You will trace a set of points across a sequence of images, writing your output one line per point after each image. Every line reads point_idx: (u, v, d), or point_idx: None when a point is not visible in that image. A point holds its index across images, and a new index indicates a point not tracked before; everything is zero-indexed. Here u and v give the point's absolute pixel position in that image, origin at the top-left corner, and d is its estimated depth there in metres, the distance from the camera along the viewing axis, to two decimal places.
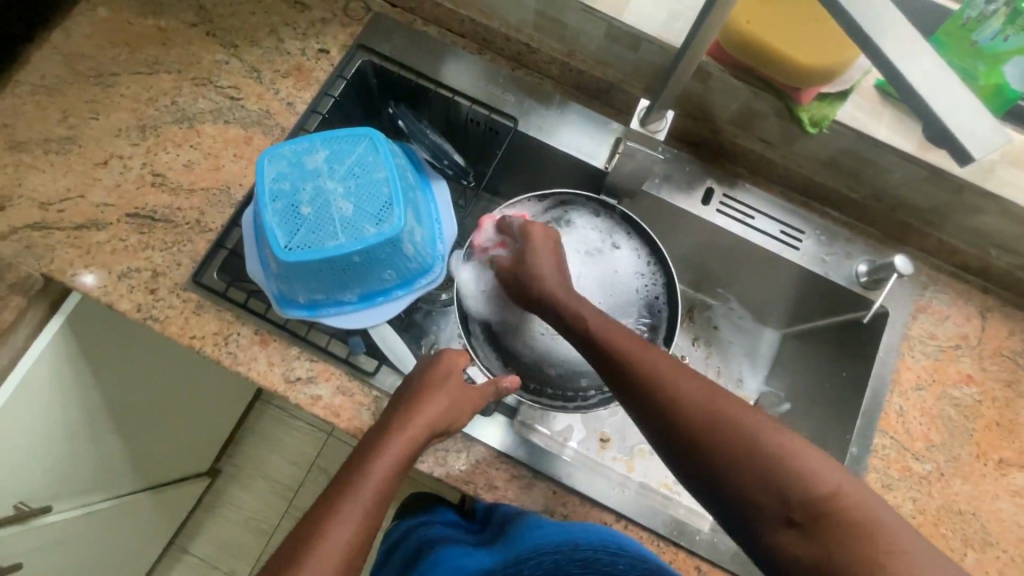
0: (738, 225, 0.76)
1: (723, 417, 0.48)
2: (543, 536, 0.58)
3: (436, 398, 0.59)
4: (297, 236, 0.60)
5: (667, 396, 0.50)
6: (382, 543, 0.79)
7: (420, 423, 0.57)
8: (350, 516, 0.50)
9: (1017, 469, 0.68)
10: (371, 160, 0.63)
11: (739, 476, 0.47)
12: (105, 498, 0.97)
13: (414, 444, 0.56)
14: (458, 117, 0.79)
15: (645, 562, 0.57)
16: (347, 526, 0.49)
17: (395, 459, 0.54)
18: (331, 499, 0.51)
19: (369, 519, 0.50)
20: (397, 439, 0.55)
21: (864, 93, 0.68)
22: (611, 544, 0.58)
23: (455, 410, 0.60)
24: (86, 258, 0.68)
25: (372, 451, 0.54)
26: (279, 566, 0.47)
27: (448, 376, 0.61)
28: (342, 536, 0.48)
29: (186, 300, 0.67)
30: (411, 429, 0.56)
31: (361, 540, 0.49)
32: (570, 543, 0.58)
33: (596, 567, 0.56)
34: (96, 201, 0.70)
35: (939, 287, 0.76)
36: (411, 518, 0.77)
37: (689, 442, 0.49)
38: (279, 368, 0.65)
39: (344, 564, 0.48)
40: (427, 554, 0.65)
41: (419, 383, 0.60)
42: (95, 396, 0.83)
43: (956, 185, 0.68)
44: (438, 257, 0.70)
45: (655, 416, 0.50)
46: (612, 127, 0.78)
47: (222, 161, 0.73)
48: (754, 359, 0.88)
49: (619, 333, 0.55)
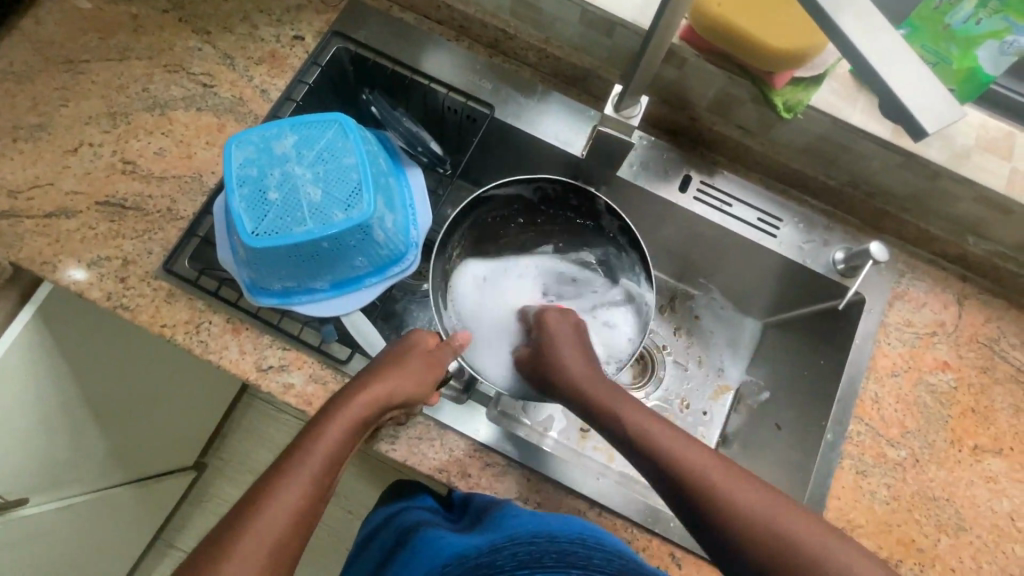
0: (716, 213, 0.76)
1: (777, 531, 0.49)
2: (520, 526, 0.58)
3: (396, 371, 0.59)
4: (264, 221, 0.59)
5: (722, 507, 0.51)
6: (361, 529, 0.77)
7: (378, 397, 0.56)
8: (298, 481, 0.49)
9: (992, 455, 0.68)
10: (340, 145, 0.63)
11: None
12: (84, 491, 0.97)
13: (368, 413, 0.56)
14: (435, 105, 0.79)
15: (621, 558, 0.57)
16: (293, 488, 0.49)
17: (347, 429, 0.54)
18: (284, 465, 0.51)
19: (316, 480, 0.50)
20: (349, 407, 0.55)
21: (839, 78, 0.68)
22: (589, 539, 0.58)
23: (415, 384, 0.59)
24: (56, 247, 0.67)
25: (324, 419, 0.54)
26: (224, 529, 0.46)
27: (409, 352, 0.61)
28: (290, 497, 0.48)
29: (157, 288, 0.66)
30: (365, 398, 0.56)
31: (308, 501, 0.49)
32: (546, 535, 0.57)
33: (571, 560, 0.55)
34: (66, 189, 0.69)
35: (917, 274, 0.76)
36: (390, 504, 0.75)
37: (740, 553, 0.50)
38: (251, 356, 0.65)
39: (290, 524, 0.47)
40: (407, 539, 0.63)
41: (383, 362, 0.60)
42: (69, 387, 0.82)
43: (932, 171, 0.67)
44: (412, 245, 0.69)
45: (707, 526, 0.52)
46: (590, 115, 0.77)
47: (194, 148, 0.72)
48: (735, 349, 0.88)
49: (669, 438, 0.56)
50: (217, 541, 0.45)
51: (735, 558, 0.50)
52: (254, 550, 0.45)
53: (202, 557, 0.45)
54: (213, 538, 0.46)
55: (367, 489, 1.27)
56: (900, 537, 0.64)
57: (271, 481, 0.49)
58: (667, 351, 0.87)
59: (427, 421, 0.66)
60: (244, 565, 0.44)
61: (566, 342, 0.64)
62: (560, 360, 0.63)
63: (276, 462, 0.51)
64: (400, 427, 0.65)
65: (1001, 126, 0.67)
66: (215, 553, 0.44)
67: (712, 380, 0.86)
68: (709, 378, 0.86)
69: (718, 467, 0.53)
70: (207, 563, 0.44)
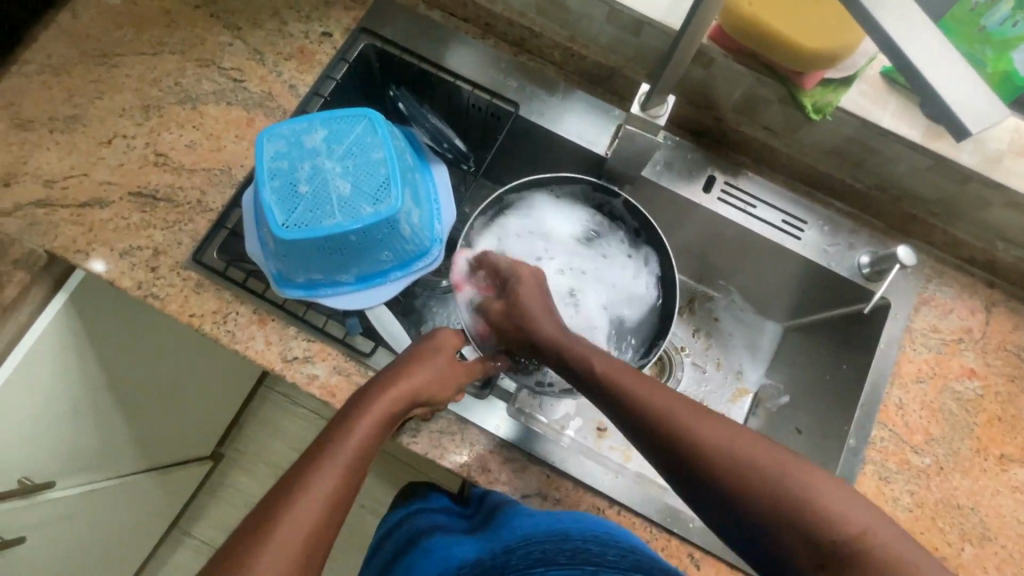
0: (740, 214, 0.76)
1: (756, 467, 0.48)
2: (533, 526, 0.59)
3: (424, 368, 0.59)
4: (295, 214, 0.60)
5: (701, 450, 0.50)
6: (375, 531, 0.79)
7: (407, 392, 0.57)
8: (328, 475, 0.50)
9: (1018, 464, 0.67)
10: (370, 141, 0.63)
11: (777, 525, 0.47)
12: (107, 477, 0.99)
13: (396, 409, 0.57)
14: (460, 102, 0.79)
15: (634, 553, 0.56)
16: (326, 484, 0.49)
17: (375, 425, 0.55)
18: (316, 457, 0.52)
19: (347, 475, 0.51)
20: (378, 402, 0.56)
21: (870, 81, 0.67)
22: (602, 537, 0.57)
23: (439, 378, 0.60)
24: (89, 236, 0.69)
25: (352, 415, 0.55)
26: (258, 519, 0.47)
27: (436, 350, 0.62)
28: (322, 492, 0.49)
29: (186, 279, 0.68)
30: (394, 394, 0.57)
31: (340, 496, 0.50)
32: (560, 533, 0.58)
33: (584, 558, 0.55)
34: (99, 179, 0.71)
35: (943, 280, 0.75)
36: (403, 506, 0.78)
37: (724, 496, 0.49)
38: (276, 347, 0.65)
39: (322, 518, 0.48)
40: (421, 543, 0.67)
41: (410, 358, 0.61)
42: (96, 374, 0.84)
43: (963, 175, 0.66)
44: (436, 240, 0.70)
45: (691, 473, 0.50)
46: (614, 113, 0.78)
47: (224, 142, 0.74)
48: (754, 352, 0.88)
49: (643, 388, 0.54)
50: (250, 535, 0.46)
51: (720, 500, 0.49)
52: (288, 544, 0.45)
53: (235, 550, 0.45)
54: (245, 531, 0.47)
55: (380, 483, 1.28)
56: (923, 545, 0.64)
57: (303, 475, 0.50)
58: (685, 352, 0.87)
59: (448, 415, 0.66)
60: (279, 559, 0.45)
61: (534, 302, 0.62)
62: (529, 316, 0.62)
63: (305, 456, 0.52)
64: (422, 421, 0.66)
65: None
66: (248, 545, 0.45)
67: (731, 383, 0.86)
68: (727, 381, 0.86)
69: (694, 411, 0.52)
70: (241, 557, 0.44)
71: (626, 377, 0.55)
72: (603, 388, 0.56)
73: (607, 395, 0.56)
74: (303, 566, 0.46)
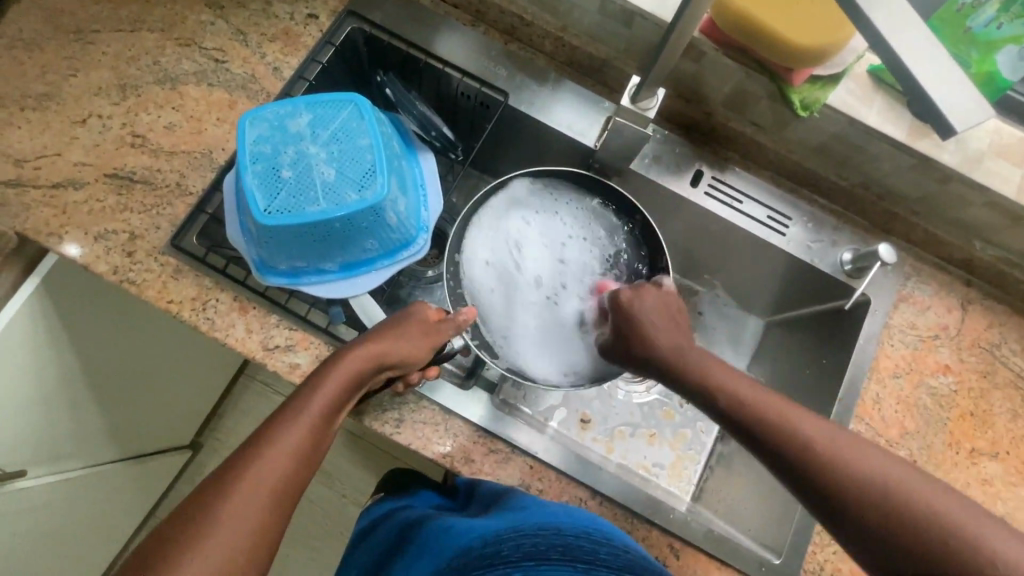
0: (726, 209, 0.76)
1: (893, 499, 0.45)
2: (527, 517, 0.56)
3: (393, 330, 0.60)
4: (277, 199, 0.59)
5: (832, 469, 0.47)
6: (358, 521, 0.78)
7: (371, 353, 0.57)
8: (295, 430, 0.50)
9: (988, 458, 0.69)
10: (355, 126, 0.62)
11: (919, 563, 0.43)
12: (82, 465, 0.97)
13: (365, 369, 0.57)
14: (449, 91, 0.78)
15: (626, 552, 0.56)
16: (291, 437, 0.50)
17: (343, 382, 0.55)
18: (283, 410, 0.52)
19: (316, 429, 0.52)
20: (345, 361, 0.56)
21: (857, 78, 0.67)
22: (594, 534, 0.56)
23: (409, 343, 0.60)
24: (62, 218, 0.66)
25: (320, 375, 0.55)
26: (222, 469, 0.48)
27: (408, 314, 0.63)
28: (289, 448, 0.49)
29: (164, 264, 0.66)
30: (360, 352, 0.57)
31: (308, 450, 0.50)
32: (551, 527, 0.55)
33: (576, 555, 0.53)
34: (73, 160, 0.69)
35: (922, 278, 0.76)
36: (389, 498, 0.77)
37: (851, 521, 0.46)
38: (257, 336, 0.64)
39: (284, 471, 0.48)
40: (416, 535, 0.64)
41: (384, 324, 0.62)
42: (70, 362, 0.82)
43: (944, 174, 0.67)
44: (422, 229, 0.69)
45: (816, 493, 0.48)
46: (603, 106, 0.77)
47: (205, 124, 0.72)
48: (737, 346, 0.89)
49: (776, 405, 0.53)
50: (214, 485, 0.46)
51: (847, 528, 0.46)
52: (255, 494, 0.46)
53: (197, 500, 0.45)
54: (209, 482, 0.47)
55: (362, 475, 1.28)
56: None
57: (272, 427, 0.51)
58: None
59: (432, 406, 0.66)
60: (243, 507, 0.45)
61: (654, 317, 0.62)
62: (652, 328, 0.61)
63: (275, 413, 0.52)
64: (405, 410, 0.66)
65: (1015, 132, 0.67)
66: (212, 497, 0.45)
67: None
68: None
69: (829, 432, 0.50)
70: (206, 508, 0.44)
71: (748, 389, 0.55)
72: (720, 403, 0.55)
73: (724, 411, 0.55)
74: (269, 513, 0.46)
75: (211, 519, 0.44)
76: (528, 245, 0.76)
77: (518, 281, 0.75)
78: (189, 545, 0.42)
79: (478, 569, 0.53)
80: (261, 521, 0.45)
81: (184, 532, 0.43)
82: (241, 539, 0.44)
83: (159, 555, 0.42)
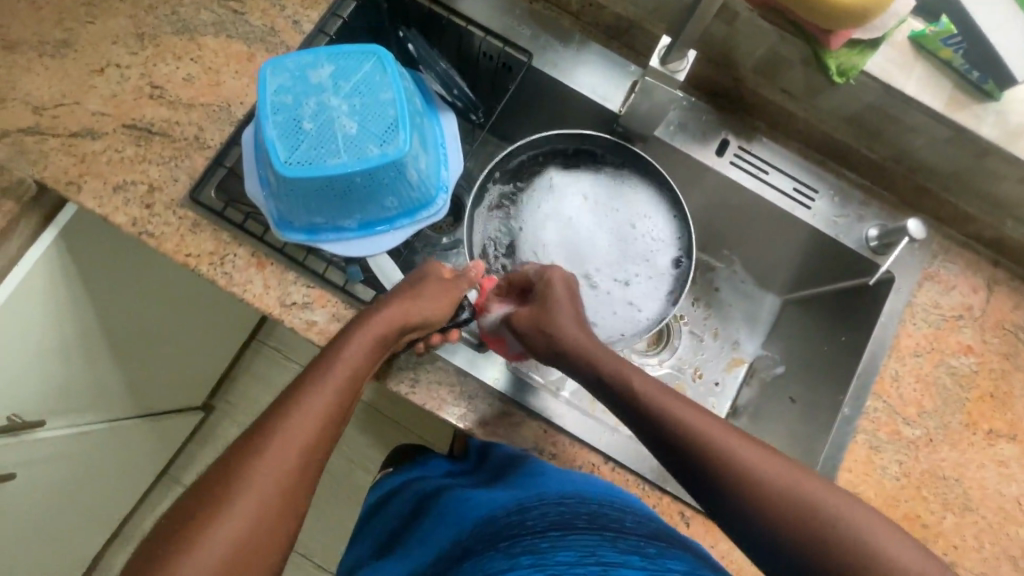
0: (752, 179, 0.75)
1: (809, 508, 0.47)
2: (548, 485, 0.55)
3: (416, 295, 0.60)
4: (298, 151, 0.58)
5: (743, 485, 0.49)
6: (369, 496, 0.79)
7: (399, 316, 0.57)
8: (321, 392, 0.51)
9: (1005, 440, 0.68)
10: (378, 80, 0.61)
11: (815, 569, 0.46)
12: (99, 420, 0.98)
13: (390, 332, 0.57)
14: (471, 51, 0.76)
15: (653, 522, 0.54)
16: (318, 400, 0.50)
17: (365, 347, 0.55)
18: (311, 375, 0.52)
19: (343, 391, 0.52)
20: (369, 325, 0.56)
21: (897, 45, 0.64)
22: (618, 502, 0.55)
23: (428, 303, 0.61)
24: (81, 168, 0.66)
25: (345, 338, 0.55)
26: (254, 430, 0.48)
27: (425, 277, 0.64)
28: (317, 408, 0.50)
29: (182, 217, 0.66)
30: (386, 317, 0.57)
31: (335, 411, 0.51)
32: (576, 496, 0.54)
33: (603, 522, 0.51)
34: (91, 109, 0.68)
35: (949, 257, 0.75)
36: (401, 471, 0.77)
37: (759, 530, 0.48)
38: (275, 292, 0.64)
39: (316, 432, 0.48)
40: (433, 506, 0.65)
41: (401, 287, 0.62)
42: (89, 316, 0.83)
43: (982, 148, 0.65)
44: (441, 190, 0.68)
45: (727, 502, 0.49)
46: (630, 69, 0.75)
47: (224, 77, 0.71)
48: (752, 323, 0.88)
49: (695, 418, 0.52)
50: (241, 446, 0.47)
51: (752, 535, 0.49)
52: (286, 455, 0.46)
53: (229, 460, 0.46)
54: (240, 444, 0.47)
55: (372, 440, 1.30)
56: (907, 512, 0.65)
57: (299, 390, 0.51)
58: (683, 321, 0.88)
59: (448, 367, 0.66)
60: (278, 466, 0.46)
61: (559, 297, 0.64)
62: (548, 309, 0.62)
63: (303, 377, 0.52)
64: (421, 370, 0.66)
65: None
66: (241, 458, 0.46)
67: (727, 352, 0.87)
68: (724, 350, 0.87)
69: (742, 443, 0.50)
70: (235, 467, 0.45)
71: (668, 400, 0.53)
72: (637, 413, 0.54)
73: (642, 421, 0.54)
74: (301, 473, 0.47)
75: (244, 478, 0.44)
76: (607, 264, 0.74)
77: (562, 245, 0.74)
78: (224, 500, 0.43)
79: (504, 539, 0.53)
80: (294, 480, 0.46)
81: (216, 492, 0.44)
82: (274, 496, 0.45)
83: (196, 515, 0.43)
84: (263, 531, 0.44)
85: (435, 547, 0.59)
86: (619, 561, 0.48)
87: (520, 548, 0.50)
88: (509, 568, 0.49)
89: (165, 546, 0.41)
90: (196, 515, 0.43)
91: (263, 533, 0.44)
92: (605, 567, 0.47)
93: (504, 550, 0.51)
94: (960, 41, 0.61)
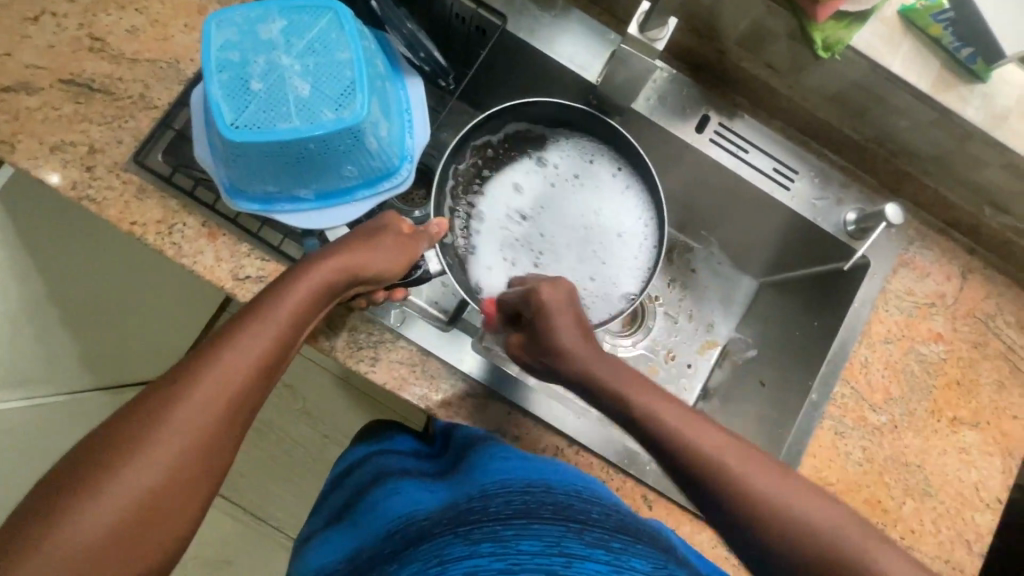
0: (731, 158, 0.72)
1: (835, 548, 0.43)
2: (515, 473, 0.54)
3: (370, 245, 0.57)
4: (245, 113, 0.54)
5: (755, 507, 0.44)
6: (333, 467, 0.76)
7: (347, 266, 0.54)
8: (258, 341, 0.46)
9: (968, 427, 0.68)
10: (334, 38, 0.57)
11: None
12: (56, 393, 0.93)
13: (335, 280, 0.53)
14: (442, 11, 0.72)
15: (616, 512, 0.53)
16: (247, 352, 0.46)
17: (308, 295, 0.51)
18: (243, 316, 0.48)
19: (281, 340, 0.48)
20: (308, 278, 0.51)
21: (885, 20, 0.61)
22: (584, 492, 0.54)
23: (382, 255, 0.57)
24: (14, 126, 0.61)
25: (285, 282, 0.51)
26: (174, 377, 0.43)
27: (381, 229, 0.60)
28: (245, 360, 0.45)
29: (127, 182, 0.61)
30: (333, 262, 0.53)
31: (269, 364, 0.47)
32: (543, 485, 0.53)
33: (569, 513, 0.50)
34: (25, 62, 0.62)
35: (926, 243, 0.74)
36: (364, 441, 0.72)
37: (767, 558, 0.44)
38: (227, 265, 0.61)
39: (246, 383, 0.45)
40: (386, 480, 0.62)
41: (355, 234, 0.58)
42: (36, 281, 0.78)
43: (965, 132, 0.63)
44: (406, 159, 0.65)
45: (743, 535, 0.45)
46: (609, 37, 0.71)
47: (172, 31, 0.65)
48: (727, 305, 0.87)
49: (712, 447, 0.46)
50: (161, 389, 0.43)
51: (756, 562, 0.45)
52: (209, 402, 0.43)
53: (143, 401, 0.42)
54: (159, 386, 0.43)
55: None
56: (867, 497, 0.66)
57: (229, 336, 0.46)
58: (658, 302, 0.86)
59: (410, 347, 0.64)
60: (194, 415, 0.42)
61: (557, 316, 0.53)
62: (549, 331, 0.53)
63: (235, 317, 0.48)
64: (383, 349, 0.63)
65: None
66: (161, 399, 0.42)
67: (700, 335, 0.86)
68: (697, 333, 0.86)
69: (773, 476, 0.45)
70: (153, 411, 0.42)
71: (686, 427, 0.47)
72: (654, 437, 0.48)
73: (658, 445, 0.48)
74: (226, 427, 0.44)
75: (162, 429, 0.41)
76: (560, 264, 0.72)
77: (554, 214, 0.73)
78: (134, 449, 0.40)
79: (464, 523, 0.50)
80: (215, 432, 0.43)
81: (130, 436, 0.41)
82: (190, 446, 0.42)
83: (103, 460, 0.40)
84: (177, 481, 0.41)
85: (383, 520, 0.57)
86: (583, 555, 0.47)
87: (480, 534, 0.49)
88: (466, 556, 0.47)
89: (68, 493, 0.38)
90: (102, 463, 0.39)
91: (180, 482, 0.41)
92: (567, 560, 0.46)
93: (463, 536, 0.49)
94: (950, 16, 0.59)
